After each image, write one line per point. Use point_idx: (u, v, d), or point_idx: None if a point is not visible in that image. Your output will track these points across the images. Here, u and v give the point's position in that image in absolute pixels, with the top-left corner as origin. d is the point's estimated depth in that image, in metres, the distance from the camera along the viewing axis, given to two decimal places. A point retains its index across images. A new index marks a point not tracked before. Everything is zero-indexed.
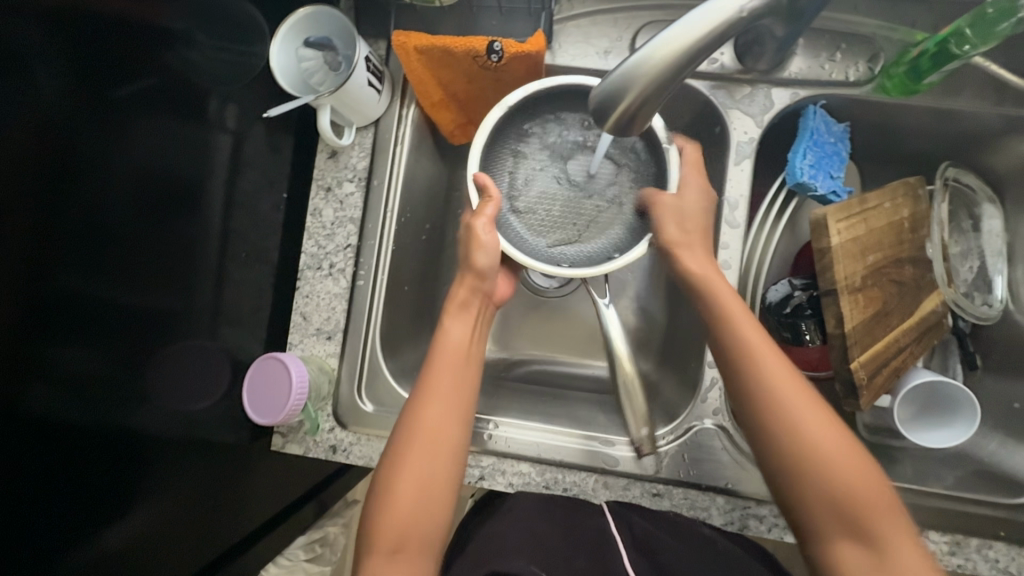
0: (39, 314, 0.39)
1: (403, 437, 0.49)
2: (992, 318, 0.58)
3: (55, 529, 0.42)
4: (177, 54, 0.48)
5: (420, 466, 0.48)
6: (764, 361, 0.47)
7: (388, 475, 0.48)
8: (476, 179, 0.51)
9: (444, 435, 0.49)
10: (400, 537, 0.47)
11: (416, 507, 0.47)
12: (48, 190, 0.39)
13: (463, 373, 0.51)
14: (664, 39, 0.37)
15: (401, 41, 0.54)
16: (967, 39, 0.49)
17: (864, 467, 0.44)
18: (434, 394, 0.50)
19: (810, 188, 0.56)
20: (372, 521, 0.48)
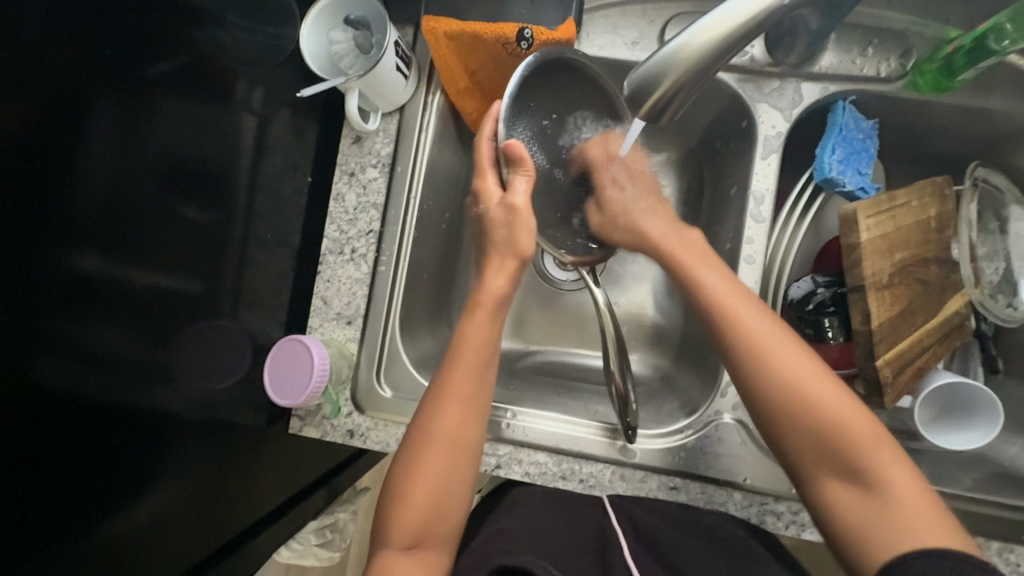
0: (68, 301, 0.40)
1: (418, 432, 0.50)
2: (1015, 322, 0.56)
3: (75, 506, 0.43)
4: (206, 34, 0.49)
5: (438, 468, 0.49)
6: (772, 355, 0.48)
7: (405, 469, 0.49)
8: (512, 150, 0.52)
9: (457, 431, 0.50)
10: (418, 530, 0.48)
11: (430, 500, 0.49)
12: (77, 173, 0.39)
13: (481, 372, 0.52)
14: (702, 27, 0.37)
15: (431, 27, 0.55)
16: (1006, 35, 0.48)
17: (852, 407, 0.46)
18: (450, 392, 0.50)
19: (838, 183, 0.56)
20: (388, 519, 0.49)
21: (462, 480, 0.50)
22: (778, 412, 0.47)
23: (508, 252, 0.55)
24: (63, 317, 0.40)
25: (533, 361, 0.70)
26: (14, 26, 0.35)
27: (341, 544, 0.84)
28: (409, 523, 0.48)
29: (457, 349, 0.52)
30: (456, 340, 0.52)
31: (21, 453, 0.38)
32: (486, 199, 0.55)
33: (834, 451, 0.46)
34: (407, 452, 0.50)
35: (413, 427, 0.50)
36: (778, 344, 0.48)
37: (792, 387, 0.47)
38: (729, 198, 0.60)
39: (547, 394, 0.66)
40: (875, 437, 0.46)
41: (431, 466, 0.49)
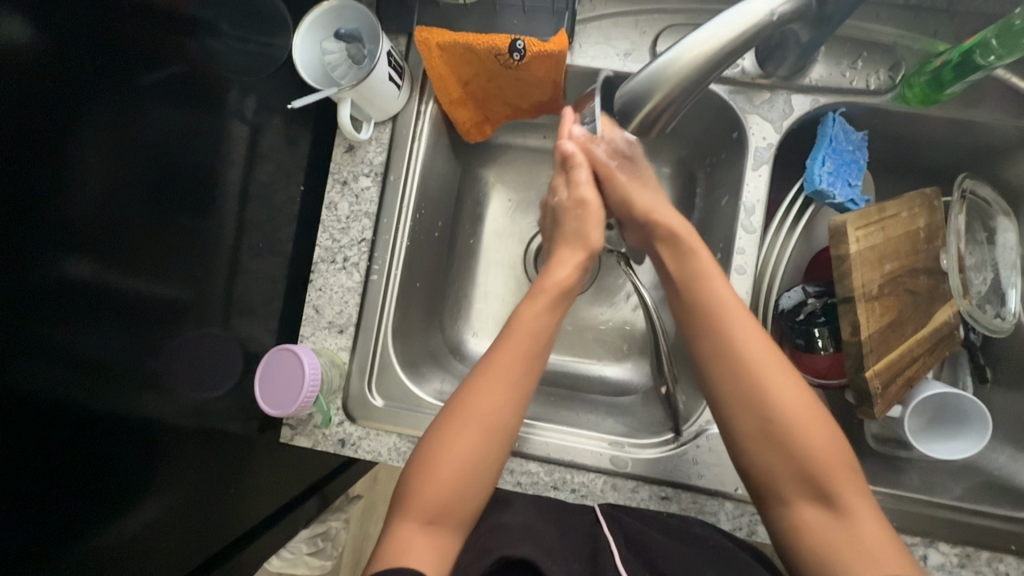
0: (69, 295, 0.40)
1: (454, 409, 0.51)
2: (1004, 331, 0.56)
3: (66, 516, 0.42)
4: (200, 43, 0.48)
5: (467, 443, 0.49)
6: (762, 373, 0.49)
7: (436, 441, 0.50)
8: (563, 150, 0.58)
9: (495, 413, 0.50)
10: (433, 506, 0.48)
11: (456, 477, 0.48)
12: (79, 168, 0.39)
13: (530, 357, 0.53)
14: (692, 42, 0.37)
15: (424, 37, 0.55)
16: (992, 50, 0.49)
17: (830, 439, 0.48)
18: (495, 374, 0.51)
19: (828, 195, 0.56)
20: (410, 486, 0.49)
21: (492, 464, 0.50)
22: (763, 423, 0.48)
23: (577, 244, 0.59)
24: (56, 317, 0.40)
25: None
26: (9, 38, 0.35)
27: (333, 553, 0.83)
28: (431, 499, 0.48)
29: (509, 332, 0.54)
30: (510, 324, 0.54)
31: (17, 453, 0.38)
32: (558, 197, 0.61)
33: (805, 463, 0.47)
34: (441, 427, 0.50)
35: (450, 404, 0.51)
36: (764, 363, 0.49)
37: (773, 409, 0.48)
38: (720, 208, 0.61)
39: (540, 403, 0.66)
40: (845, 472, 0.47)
41: (461, 443, 0.49)
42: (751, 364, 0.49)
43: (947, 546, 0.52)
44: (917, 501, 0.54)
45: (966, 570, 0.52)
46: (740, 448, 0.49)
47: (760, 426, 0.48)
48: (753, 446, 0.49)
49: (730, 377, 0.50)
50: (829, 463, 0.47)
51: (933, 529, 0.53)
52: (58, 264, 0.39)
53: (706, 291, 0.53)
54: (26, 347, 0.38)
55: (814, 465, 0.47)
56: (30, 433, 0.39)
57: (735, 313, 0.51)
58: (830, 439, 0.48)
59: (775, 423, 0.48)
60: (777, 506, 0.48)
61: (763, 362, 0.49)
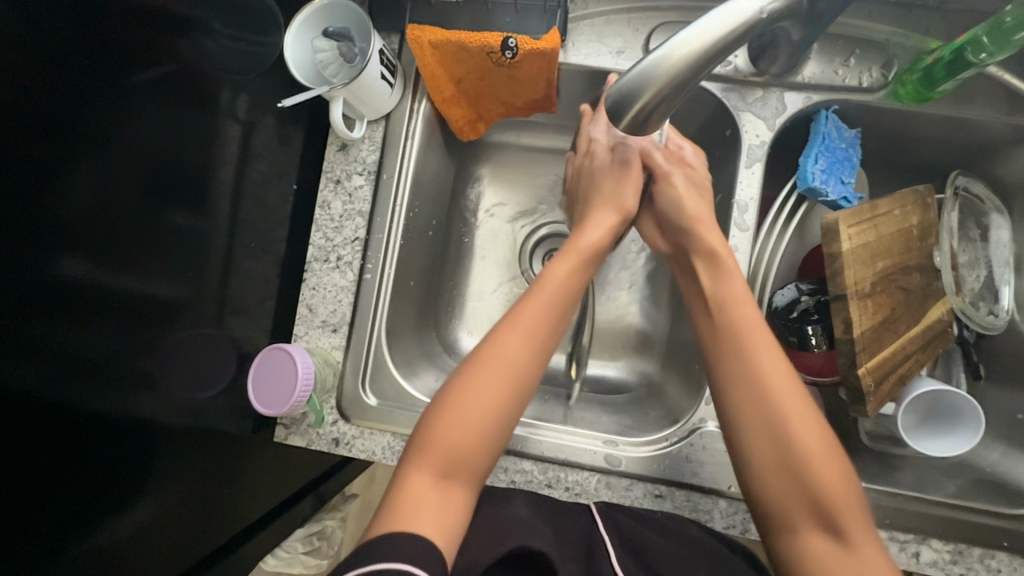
0: (63, 294, 0.40)
1: (479, 357, 0.50)
2: (997, 328, 0.56)
3: (58, 516, 0.42)
4: (192, 42, 0.48)
5: (492, 391, 0.48)
6: (776, 390, 0.47)
7: (458, 388, 0.49)
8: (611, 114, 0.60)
9: (522, 364, 0.50)
10: (448, 453, 0.47)
11: (475, 424, 0.47)
12: (75, 157, 0.39)
13: (560, 313, 0.52)
14: (680, 41, 0.37)
15: (416, 36, 0.55)
16: (983, 48, 0.49)
17: (840, 470, 0.45)
18: (523, 326, 0.51)
19: (821, 193, 0.56)
20: (427, 433, 0.48)
21: (511, 415, 0.49)
22: (777, 451, 0.46)
23: (613, 205, 0.59)
24: (50, 315, 0.39)
25: None
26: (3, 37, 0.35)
27: (329, 551, 0.83)
28: (449, 446, 0.47)
29: (538, 287, 0.53)
30: (539, 280, 0.54)
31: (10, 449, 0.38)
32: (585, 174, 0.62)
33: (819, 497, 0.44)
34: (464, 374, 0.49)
35: (475, 353, 0.50)
36: (780, 382, 0.47)
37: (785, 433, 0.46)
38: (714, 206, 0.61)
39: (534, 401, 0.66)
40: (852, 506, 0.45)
41: (485, 389, 0.48)
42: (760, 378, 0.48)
43: (939, 543, 0.53)
44: (911, 498, 0.54)
45: (958, 567, 0.52)
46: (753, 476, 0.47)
47: (775, 454, 0.46)
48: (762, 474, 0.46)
49: (747, 406, 0.47)
50: (842, 500, 0.44)
51: (927, 526, 0.53)
52: (49, 261, 0.39)
53: (734, 316, 0.50)
54: (18, 342, 0.38)
55: (828, 503, 0.44)
56: (22, 433, 0.39)
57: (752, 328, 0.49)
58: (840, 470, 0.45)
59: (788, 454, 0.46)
60: (782, 537, 0.46)
61: (785, 394, 0.47)
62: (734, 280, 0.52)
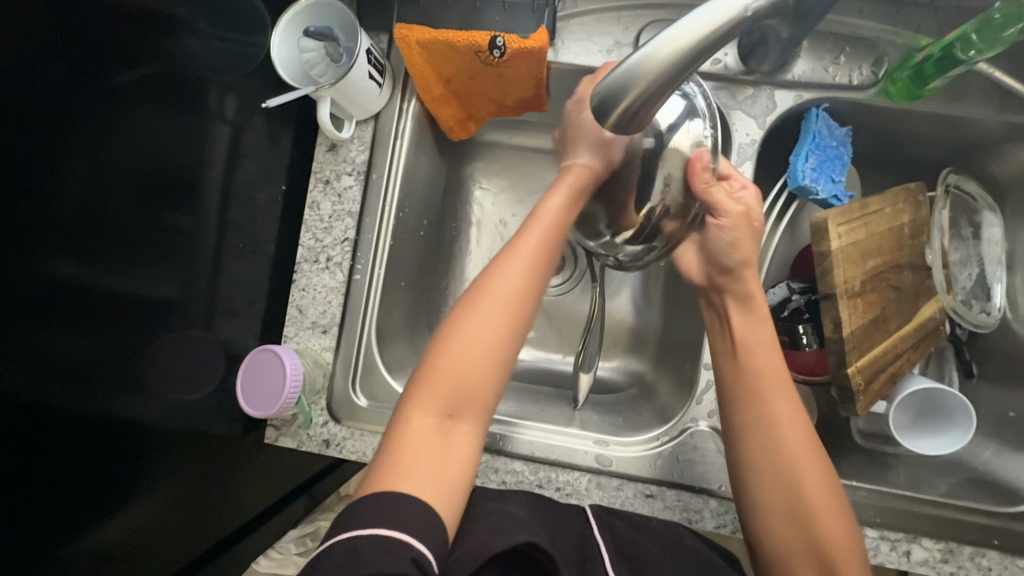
0: (54, 291, 0.40)
1: (478, 290, 0.49)
2: (990, 327, 0.56)
3: (48, 519, 0.42)
4: (177, 42, 0.48)
5: (492, 325, 0.48)
6: (777, 410, 0.49)
7: (458, 323, 0.48)
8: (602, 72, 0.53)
9: (519, 299, 0.49)
10: (450, 387, 0.46)
11: (476, 357, 0.47)
12: (64, 150, 0.39)
13: (551, 251, 0.51)
14: (666, 37, 0.36)
15: (403, 35, 0.55)
16: (973, 45, 0.49)
17: (832, 494, 0.47)
18: (520, 258, 0.50)
19: (812, 191, 0.56)
20: (429, 370, 0.47)
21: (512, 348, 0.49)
22: (783, 495, 0.47)
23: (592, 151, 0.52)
24: (38, 311, 0.39)
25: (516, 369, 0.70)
26: None
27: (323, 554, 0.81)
28: (451, 381, 0.46)
29: (533, 222, 0.52)
30: (535, 216, 0.53)
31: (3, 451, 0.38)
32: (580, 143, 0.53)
33: (818, 542, 0.46)
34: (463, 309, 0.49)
35: (472, 289, 0.50)
36: (781, 400, 0.49)
37: (782, 451, 0.48)
38: None
39: (526, 400, 0.66)
40: (840, 526, 0.46)
41: (485, 325, 0.48)
42: (760, 392, 0.50)
43: (930, 541, 0.53)
44: (903, 497, 0.54)
45: (949, 565, 0.52)
46: (757, 518, 0.48)
47: (782, 499, 0.47)
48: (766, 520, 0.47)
49: (758, 452, 0.48)
50: (842, 548, 0.45)
51: (919, 525, 0.53)
52: (39, 265, 0.39)
53: (754, 361, 0.51)
54: (9, 341, 0.38)
55: (827, 551, 0.45)
56: (14, 436, 0.39)
57: (758, 348, 0.51)
58: (831, 493, 0.47)
59: (792, 500, 0.47)
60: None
61: (795, 442, 0.48)
62: (760, 327, 0.51)
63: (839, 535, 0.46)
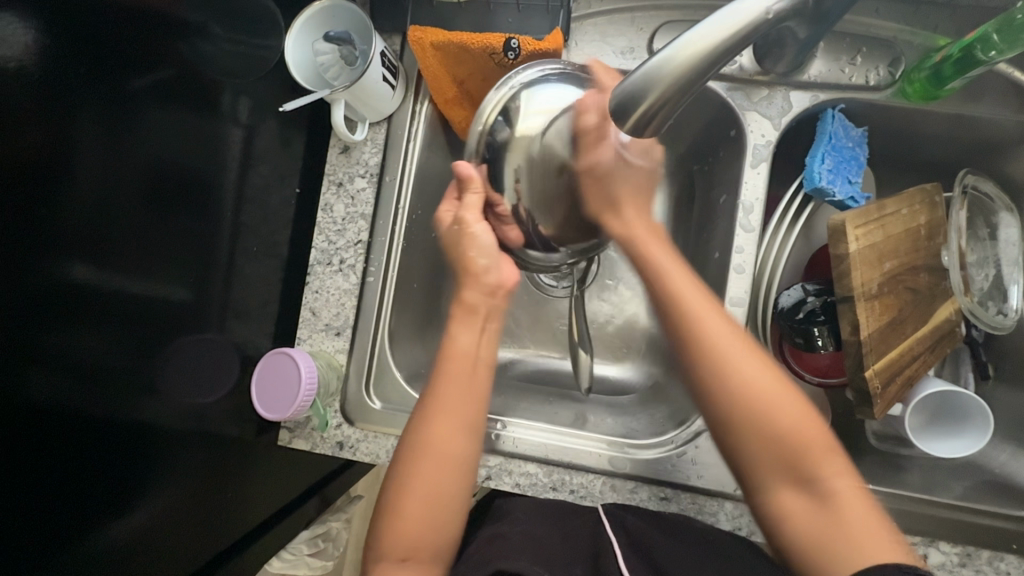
0: (65, 312, 0.40)
1: (411, 448, 0.49)
2: (1008, 328, 0.56)
3: (61, 520, 0.42)
4: (190, 44, 0.48)
5: (431, 476, 0.48)
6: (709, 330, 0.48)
7: (399, 478, 0.49)
8: (460, 170, 0.52)
9: (452, 442, 0.49)
10: (410, 544, 0.48)
11: (424, 515, 0.48)
12: (75, 159, 0.39)
13: (473, 380, 0.51)
14: (685, 41, 0.36)
15: (418, 37, 0.55)
16: (993, 45, 0.48)
17: (785, 393, 0.46)
18: (444, 409, 0.49)
19: (828, 192, 0.56)
20: (385, 527, 0.49)
21: (454, 495, 0.49)
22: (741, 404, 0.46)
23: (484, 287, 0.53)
24: (43, 331, 0.39)
25: (527, 371, 0.70)
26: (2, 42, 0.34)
27: (334, 552, 0.83)
28: (407, 536, 0.48)
29: (443, 361, 0.51)
30: (443, 351, 0.52)
31: (14, 458, 0.38)
32: (468, 284, 0.53)
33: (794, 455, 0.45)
34: (400, 471, 0.49)
35: (405, 447, 0.49)
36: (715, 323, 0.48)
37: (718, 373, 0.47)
38: (718, 206, 0.60)
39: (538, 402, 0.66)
40: (811, 434, 0.46)
41: (425, 483, 0.48)
42: (691, 312, 0.48)
43: (947, 545, 0.52)
44: (916, 499, 0.54)
45: (966, 569, 0.52)
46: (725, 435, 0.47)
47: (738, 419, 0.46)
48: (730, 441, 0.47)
49: (697, 371, 0.48)
50: (811, 447, 0.45)
51: (934, 528, 0.53)
52: (59, 271, 0.39)
53: (676, 281, 0.50)
54: (16, 354, 0.37)
55: (800, 455, 0.45)
56: (26, 444, 0.39)
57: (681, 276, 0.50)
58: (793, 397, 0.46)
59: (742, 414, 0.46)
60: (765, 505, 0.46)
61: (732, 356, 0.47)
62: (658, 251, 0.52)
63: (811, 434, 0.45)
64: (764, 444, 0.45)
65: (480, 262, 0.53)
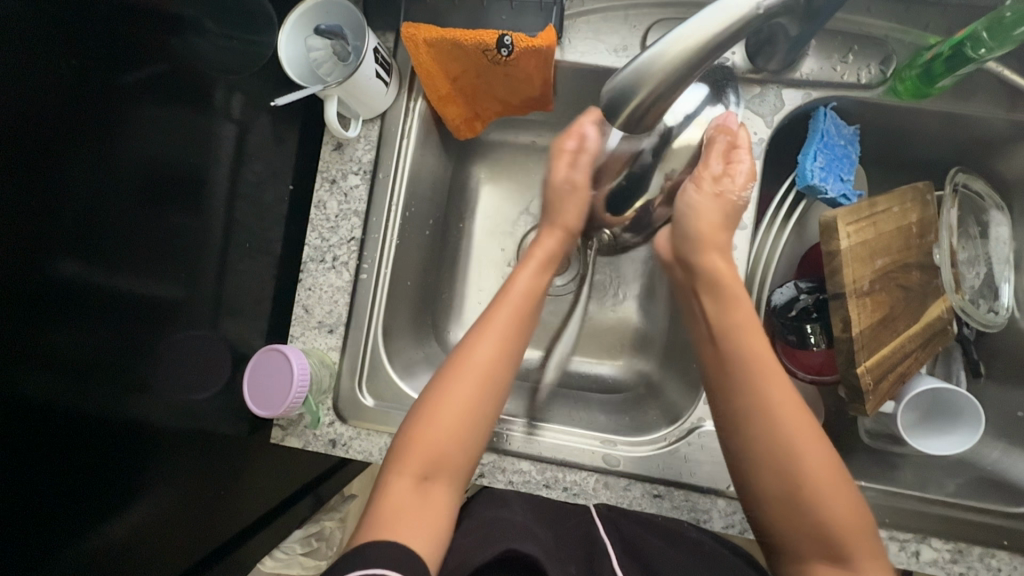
0: (64, 293, 0.40)
1: (455, 363, 0.52)
2: (999, 326, 0.56)
3: (55, 517, 0.42)
4: (183, 40, 0.48)
5: (468, 391, 0.51)
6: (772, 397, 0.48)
7: (437, 390, 0.51)
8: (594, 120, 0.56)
9: (496, 365, 0.53)
10: (431, 457, 0.49)
11: (451, 429, 0.50)
12: (73, 152, 0.39)
13: (524, 317, 0.55)
14: (678, 35, 0.36)
15: (411, 33, 0.55)
16: (982, 43, 0.49)
17: (836, 480, 0.46)
18: (492, 334, 0.53)
19: (821, 190, 0.56)
20: (407, 434, 0.50)
21: (484, 417, 0.52)
22: (792, 484, 0.46)
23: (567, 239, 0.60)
24: (35, 299, 0.38)
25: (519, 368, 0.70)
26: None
27: (327, 551, 0.83)
28: (429, 447, 0.49)
29: (503, 296, 0.56)
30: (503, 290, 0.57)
31: (7, 454, 0.38)
32: (550, 231, 0.60)
33: (831, 535, 0.45)
34: (439, 384, 0.52)
35: (451, 361, 0.53)
36: (781, 398, 0.47)
37: (778, 445, 0.46)
38: None
39: (534, 401, 0.66)
40: (855, 521, 0.45)
41: (460, 396, 0.51)
42: (760, 382, 0.48)
43: (939, 541, 0.52)
44: (910, 496, 0.54)
45: (958, 565, 0.52)
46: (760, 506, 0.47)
47: (782, 494, 0.46)
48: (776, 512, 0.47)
49: (751, 434, 0.48)
50: (850, 531, 0.45)
51: (926, 525, 0.53)
52: (53, 265, 0.39)
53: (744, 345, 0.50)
54: (12, 340, 0.37)
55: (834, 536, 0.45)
56: (21, 417, 0.38)
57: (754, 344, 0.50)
58: (841, 485, 0.46)
59: (799, 493, 0.46)
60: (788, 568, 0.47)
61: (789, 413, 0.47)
62: (740, 306, 0.51)
63: (850, 519, 0.45)
64: (811, 524, 0.45)
65: (571, 215, 0.60)
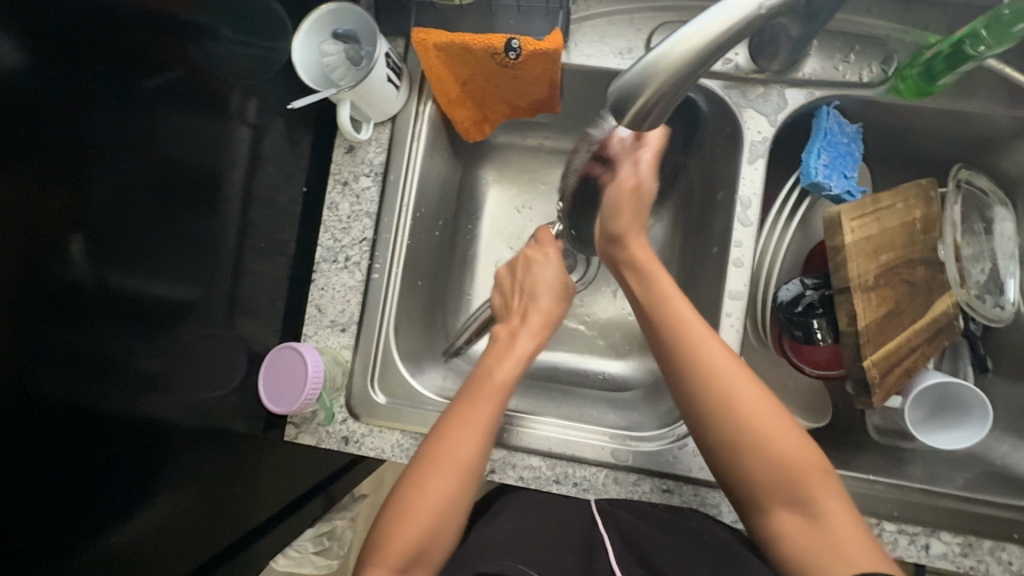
0: (79, 298, 0.41)
1: (430, 458, 0.51)
2: (1005, 320, 0.56)
3: (73, 510, 0.43)
4: (201, 48, 0.49)
5: (442, 488, 0.50)
6: (693, 332, 0.51)
7: (411, 485, 0.50)
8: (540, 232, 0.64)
9: (472, 461, 0.51)
10: (407, 556, 0.48)
11: (426, 528, 0.49)
12: (94, 154, 0.41)
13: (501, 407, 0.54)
14: (682, 35, 0.37)
15: (421, 38, 0.56)
16: (981, 40, 0.50)
17: (771, 411, 0.48)
18: (470, 429, 0.51)
19: (825, 187, 0.56)
20: (383, 533, 0.49)
21: (459, 511, 0.51)
22: (730, 420, 0.48)
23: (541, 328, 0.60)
24: (44, 312, 0.39)
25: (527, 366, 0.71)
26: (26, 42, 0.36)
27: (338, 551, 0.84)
28: (404, 544, 0.48)
29: (479, 388, 0.54)
30: (480, 379, 0.55)
31: (19, 456, 0.39)
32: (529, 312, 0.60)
33: (786, 473, 0.47)
34: (414, 480, 0.50)
35: (427, 455, 0.51)
36: (706, 339, 0.50)
37: (709, 382, 0.49)
38: (717, 202, 0.61)
39: (541, 398, 0.67)
40: (807, 457, 0.47)
41: (435, 495, 0.49)
42: (686, 327, 0.51)
43: (949, 535, 0.52)
44: (919, 490, 0.54)
45: (968, 559, 0.51)
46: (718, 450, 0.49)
47: (727, 434, 0.48)
48: (725, 450, 0.48)
49: (681, 375, 0.50)
50: (807, 471, 0.46)
51: (936, 519, 0.53)
52: (64, 243, 0.40)
53: (669, 296, 0.53)
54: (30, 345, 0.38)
55: (788, 475, 0.47)
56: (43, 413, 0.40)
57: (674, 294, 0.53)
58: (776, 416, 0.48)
59: (733, 427, 0.48)
60: (756, 515, 0.48)
61: (715, 351, 0.50)
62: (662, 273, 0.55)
63: (801, 455, 0.47)
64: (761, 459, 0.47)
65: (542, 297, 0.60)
